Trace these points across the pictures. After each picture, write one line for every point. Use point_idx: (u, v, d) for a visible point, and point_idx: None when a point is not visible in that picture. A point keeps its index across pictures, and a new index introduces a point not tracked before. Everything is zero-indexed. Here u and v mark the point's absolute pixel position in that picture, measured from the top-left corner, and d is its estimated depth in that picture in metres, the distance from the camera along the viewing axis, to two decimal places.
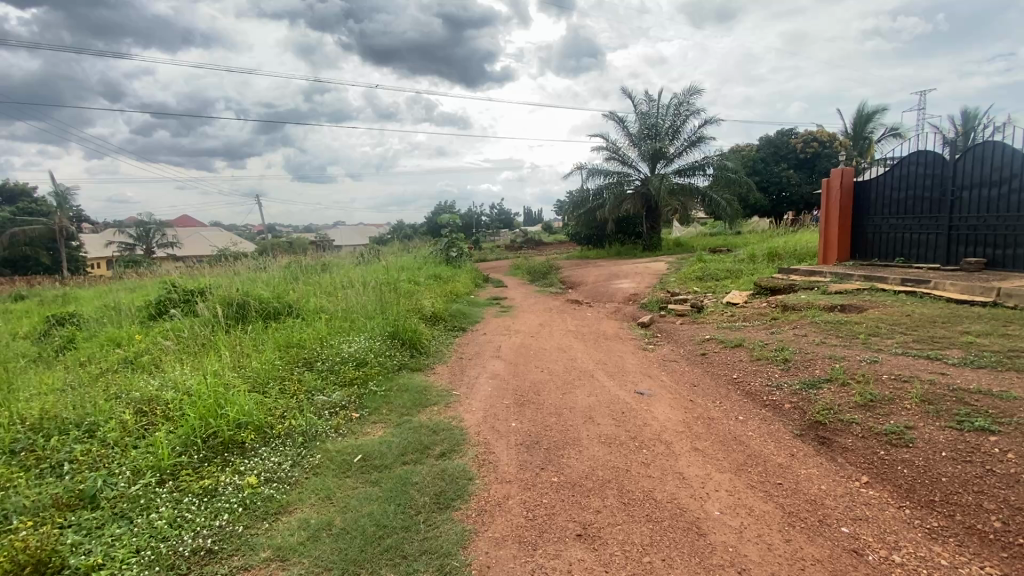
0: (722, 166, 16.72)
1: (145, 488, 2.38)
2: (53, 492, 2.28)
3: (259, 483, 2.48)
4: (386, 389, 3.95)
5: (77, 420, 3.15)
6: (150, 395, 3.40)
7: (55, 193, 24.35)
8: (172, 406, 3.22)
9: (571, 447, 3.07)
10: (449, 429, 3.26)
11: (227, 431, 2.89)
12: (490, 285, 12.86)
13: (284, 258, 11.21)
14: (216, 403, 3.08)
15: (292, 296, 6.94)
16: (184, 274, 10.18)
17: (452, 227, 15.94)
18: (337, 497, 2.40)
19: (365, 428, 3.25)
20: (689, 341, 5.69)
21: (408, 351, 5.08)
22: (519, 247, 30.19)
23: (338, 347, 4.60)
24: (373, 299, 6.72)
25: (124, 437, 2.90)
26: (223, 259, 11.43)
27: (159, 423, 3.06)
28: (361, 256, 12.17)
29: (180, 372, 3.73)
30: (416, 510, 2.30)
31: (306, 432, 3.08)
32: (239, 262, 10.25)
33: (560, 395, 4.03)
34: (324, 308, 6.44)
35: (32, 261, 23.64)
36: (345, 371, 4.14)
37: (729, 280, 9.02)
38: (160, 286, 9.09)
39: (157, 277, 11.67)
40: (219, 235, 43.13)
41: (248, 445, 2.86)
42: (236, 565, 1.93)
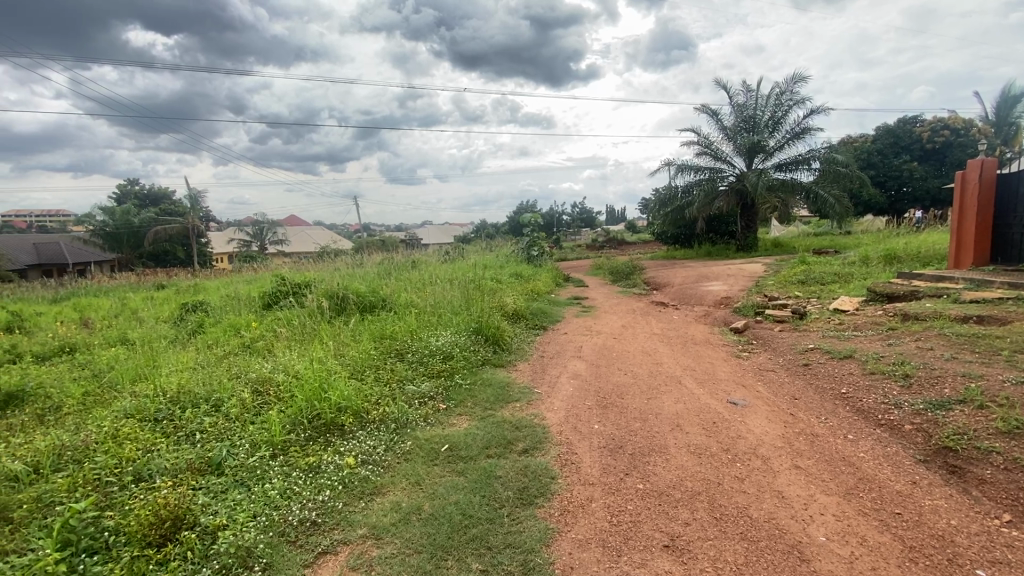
0: (831, 159, 15.25)
1: (261, 460, 2.64)
2: (188, 457, 2.61)
3: (357, 464, 2.65)
4: (471, 382, 4.07)
5: (206, 395, 3.57)
6: (265, 377, 3.78)
7: (190, 194, 27.83)
8: (282, 387, 3.55)
9: (657, 454, 2.95)
10: (532, 425, 3.28)
11: (329, 413, 3.13)
12: (571, 284, 12.78)
13: (378, 255, 11.97)
14: (321, 387, 3.35)
15: (386, 292, 7.37)
16: (292, 268, 11.20)
17: (535, 226, 16.03)
18: (426, 483, 2.50)
19: (451, 419, 3.36)
20: (788, 350, 5.25)
21: (491, 347, 5.18)
22: (600, 247, 29.79)
23: (427, 340, 4.81)
24: (459, 296, 6.94)
25: (243, 413, 3.25)
26: (325, 255, 12.46)
27: (272, 402, 3.38)
28: (447, 254, 12.64)
29: (289, 358, 4.10)
30: (500, 503, 2.33)
31: (398, 419, 3.25)
32: (339, 258, 11.09)
33: (645, 400, 3.90)
34: (413, 303, 6.74)
35: (171, 256, 27.45)
36: (433, 364, 4.31)
37: (836, 285, 8.22)
38: (273, 279, 10.09)
39: (269, 270, 12.96)
40: (321, 233, 46.99)
41: (347, 429, 3.07)
42: (337, 538, 2.07)
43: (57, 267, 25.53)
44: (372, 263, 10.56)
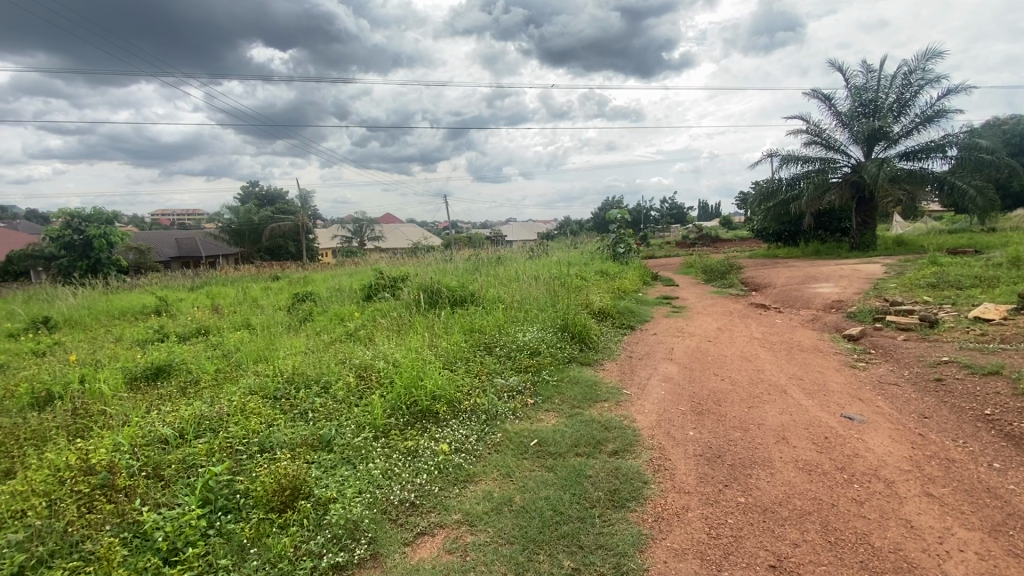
0: (972, 145, 13.26)
1: (365, 440, 2.83)
2: (302, 433, 2.86)
3: (451, 451, 2.75)
4: (558, 379, 4.06)
5: (316, 377, 3.90)
6: (366, 363, 4.04)
7: (300, 195, 30.57)
8: (382, 374, 3.77)
9: (760, 467, 2.75)
10: (622, 427, 3.19)
11: (425, 401, 3.28)
12: (659, 282, 12.30)
13: (466, 251, 12.34)
14: (417, 376, 3.52)
15: (475, 287, 7.57)
16: (389, 263, 11.90)
17: (622, 222, 15.61)
18: (516, 476, 2.53)
19: (539, 414, 3.38)
20: (916, 362, 4.65)
21: (577, 345, 5.13)
22: (692, 244, 28.39)
23: (514, 335, 4.88)
24: (546, 293, 6.94)
25: (349, 396, 3.50)
26: (417, 251, 13.09)
27: (373, 388, 3.61)
28: (532, 250, 12.72)
29: (388, 347, 4.36)
30: (591, 503, 2.30)
31: (488, 410, 3.32)
32: (431, 254, 11.59)
33: (745, 408, 3.65)
34: (501, 299, 6.86)
35: (284, 250, 30.31)
36: (521, 359, 4.35)
37: (977, 289, 7.15)
38: (371, 273, 10.78)
39: (368, 265, 13.86)
40: (413, 230, 49.40)
41: (441, 417, 3.19)
42: (433, 521, 2.15)
43: (193, 259, 29.29)
44: (461, 258, 10.91)
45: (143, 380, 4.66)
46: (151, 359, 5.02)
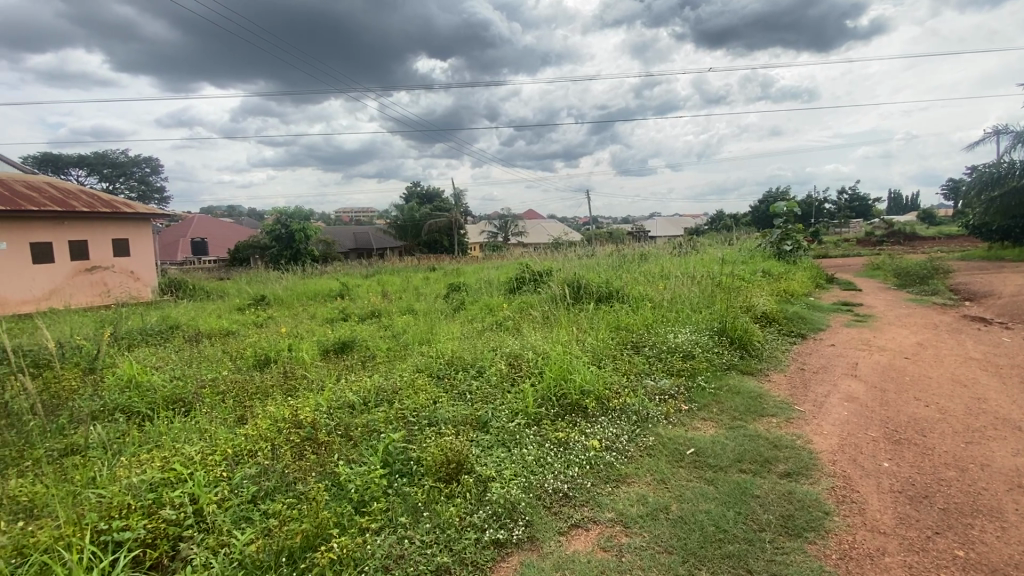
0: None
1: (518, 426, 2.95)
2: (462, 413, 3.09)
3: (602, 448, 2.72)
4: (715, 387, 3.76)
5: (471, 362, 4.18)
6: (517, 353, 4.21)
7: (455, 193, 32.99)
8: (532, 365, 3.90)
9: (987, 518, 2.22)
10: (794, 447, 2.84)
11: (575, 395, 3.30)
12: (835, 286, 10.71)
13: (610, 247, 12.15)
14: (566, 369, 3.56)
15: (621, 283, 7.41)
16: (534, 257, 12.24)
17: (789, 217, 13.90)
18: (672, 483, 2.41)
19: (695, 422, 3.17)
20: None
21: (737, 351, 4.69)
22: (878, 242, 24.21)
23: (665, 336, 4.65)
24: (700, 292, 6.49)
25: (502, 382, 3.68)
26: (561, 246, 13.25)
27: (524, 376, 3.74)
28: (680, 246, 12.02)
29: (537, 339, 4.48)
30: (760, 526, 2.09)
31: (639, 411, 3.22)
32: (575, 249, 11.63)
33: (961, 443, 2.98)
34: (649, 297, 6.60)
35: (439, 244, 33.09)
36: (674, 361, 4.13)
37: None
38: (517, 266, 11.20)
39: (513, 260, 14.44)
40: (556, 225, 50.24)
41: (591, 412, 3.18)
42: (587, 516, 2.15)
43: (366, 251, 33.57)
44: (605, 254, 10.77)
45: (333, 352, 5.48)
46: (338, 335, 5.87)
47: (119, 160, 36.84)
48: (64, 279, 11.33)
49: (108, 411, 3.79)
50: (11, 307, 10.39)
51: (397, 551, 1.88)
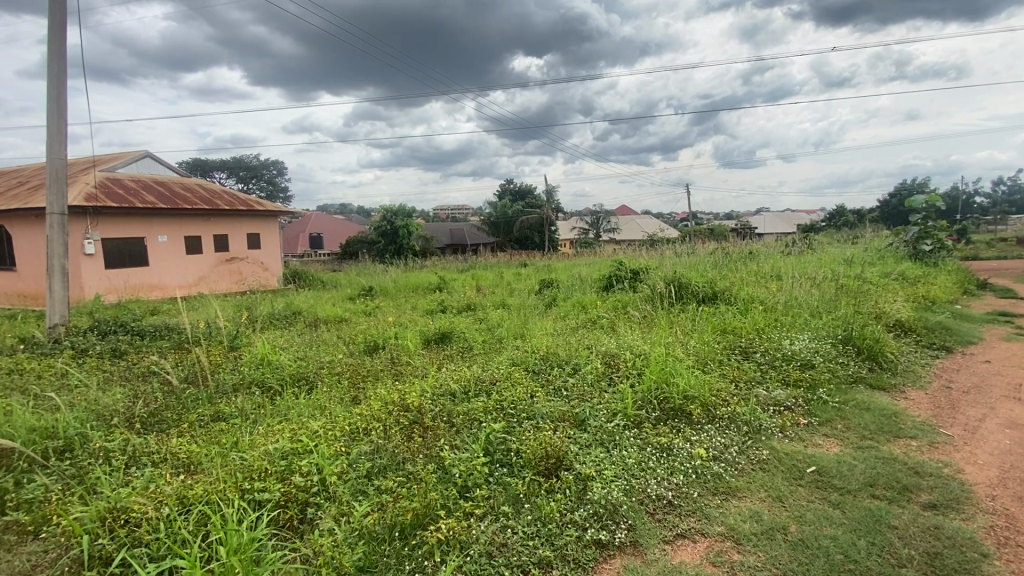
0: None
1: (618, 427, 2.88)
2: (560, 409, 3.08)
3: (709, 457, 2.58)
4: (840, 401, 3.39)
5: (567, 358, 4.16)
6: (614, 352, 4.12)
7: (547, 189, 33.06)
8: (630, 365, 3.79)
9: None
10: (940, 475, 2.48)
11: (678, 399, 3.16)
12: (990, 293, 9.17)
13: (711, 244, 11.46)
14: (668, 372, 3.42)
15: (725, 284, 6.95)
16: (629, 255, 11.89)
17: (930, 212, 12.12)
18: (790, 502, 2.22)
19: (816, 438, 2.88)
20: None
21: (865, 363, 4.19)
22: None
23: (778, 342, 4.29)
24: (819, 295, 5.89)
25: (599, 381, 3.62)
26: (658, 243, 12.75)
27: (623, 376, 3.65)
28: (792, 244, 11.02)
29: (635, 339, 4.35)
30: (899, 561, 1.85)
31: (750, 422, 3.00)
32: (673, 246, 11.12)
33: None
34: (758, 299, 6.12)
35: (530, 241, 33.32)
36: (789, 370, 3.79)
37: None
38: (611, 264, 10.96)
39: (606, 258, 14.16)
40: (651, 222, 48.46)
41: (695, 418, 3.03)
42: (693, 527, 2.05)
43: (461, 246, 34.84)
44: (707, 252, 10.18)
45: (433, 342, 5.76)
46: (438, 327, 6.16)
47: (253, 163, 41.67)
48: (210, 268, 13.07)
49: (246, 385, 4.33)
50: (171, 291, 12.21)
51: (499, 539, 1.93)
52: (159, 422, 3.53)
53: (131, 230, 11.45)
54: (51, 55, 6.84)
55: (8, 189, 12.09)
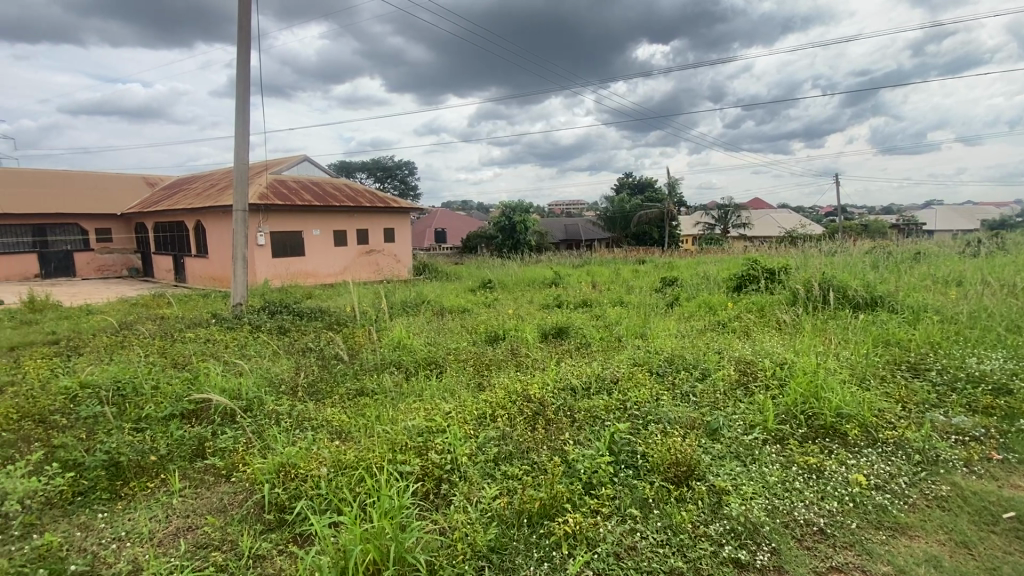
0: None
1: (756, 440, 2.66)
2: (689, 414, 2.93)
3: (869, 485, 2.26)
4: None
5: (695, 362, 3.93)
6: (750, 358, 3.80)
7: (670, 182, 31.48)
8: (769, 374, 3.46)
9: None
10: None
11: (829, 417, 2.82)
12: None
13: (866, 242, 10.02)
14: (817, 386, 3.07)
15: (885, 288, 6.03)
16: (763, 253, 10.88)
17: None
18: (980, 551, 1.86)
19: (1015, 479, 2.38)
20: None
21: None
22: None
23: (961, 359, 3.61)
24: (1019, 306, 4.84)
25: (733, 389, 3.37)
26: (798, 240, 11.47)
27: (760, 387, 3.36)
28: (977, 244, 9.19)
29: (774, 346, 3.97)
30: None
31: (923, 451, 2.57)
32: (817, 244, 9.93)
33: None
34: (931, 307, 5.21)
35: (648, 236, 32.01)
36: (977, 393, 3.18)
37: None
38: (741, 263, 10.13)
39: (735, 257, 13.13)
40: (788, 216, 43.80)
41: (851, 440, 2.68)
42: (851, 562, 1.82)
43: (576, 241, 34.76)
44: (861, 251, 8.92)
45: (551, 336, 5.82)
46: (557, 321, 6.22)
47: (388, 164, 45.55)
48: (352, 259, 14.61)
49: (385, 364, 4.77)
50: (321, 279, 13.89)
51: (628, 542, 1.90)
52: (316, 392, 4.04)
53: (292, 225, 13.22)
54: (239, 78, 8.11)
55: (205, 190, 14.67)
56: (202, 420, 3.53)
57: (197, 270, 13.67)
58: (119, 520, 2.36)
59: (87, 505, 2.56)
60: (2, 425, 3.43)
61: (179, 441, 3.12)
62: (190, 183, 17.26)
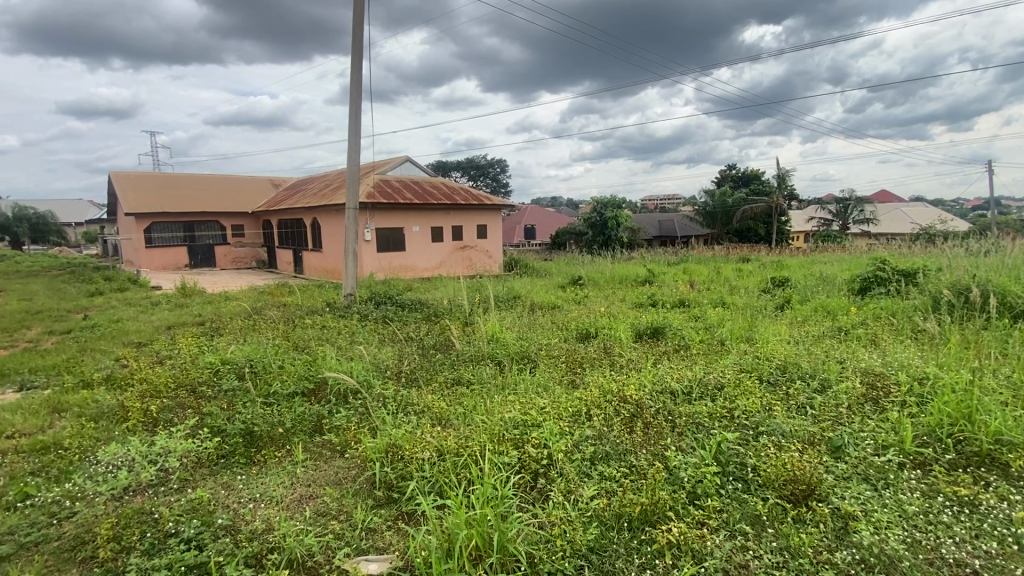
0: None
1: (890, 464, 2.37)
2: (807, 428, 2.68)
3: None
4: None
5: (812, 371, 3.59)
6: (880, 370, 3.39)
7: (779, 174, 28.96)
8: (905, 389, 3.06)
9: None
10: None
11: (986, 444, 2.43)
12: None
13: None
14: (968, 406, 2.65)
15: None
16: (893, 252, 9.63)
17: None
18: None
19: None
20: None
21: None
22: None
23: None
24: None
25: (860, 404, 3.02)
26: (939, 238, 9.99)
27: (893, 403, 2.98)
28: None
29: (911, 358, 3.50)
30: None
31: None
32: (963, 242, 8.59)
33: None
34: None
35: (752, 233, 29.80)
36: None
37: None
38: (866, 264, 9.05)
39: (857, 257, 11.77)
40: (924, 211, 38.40)
41: (1015, 472, 2.28)
42: None
43: (671, 238, 33.31)
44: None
45: (646, 335, 5.63)
46: (652, 320, 5.99)
47: (481, 163, 46.75)
48: (448, 254, 15.22)
49: (480, 356, 4.91)
50: (419, 273, 14.66)
51: (738, 559, 1.78)
52: (417, 379, 4.27)
53: (395, 222, 14.06)
54: (352, 85, 8.75)
55: (321, 190, 16.10)
56: (320, 399, 3.89)
57: (313, 262, 15.06)
58: (254, 483, 2.66)
59: (229, 466, 2.92)
60: (165, 392, 4.03)
61: (301, 417, 3.46)
62: (308, 184, 19.01)
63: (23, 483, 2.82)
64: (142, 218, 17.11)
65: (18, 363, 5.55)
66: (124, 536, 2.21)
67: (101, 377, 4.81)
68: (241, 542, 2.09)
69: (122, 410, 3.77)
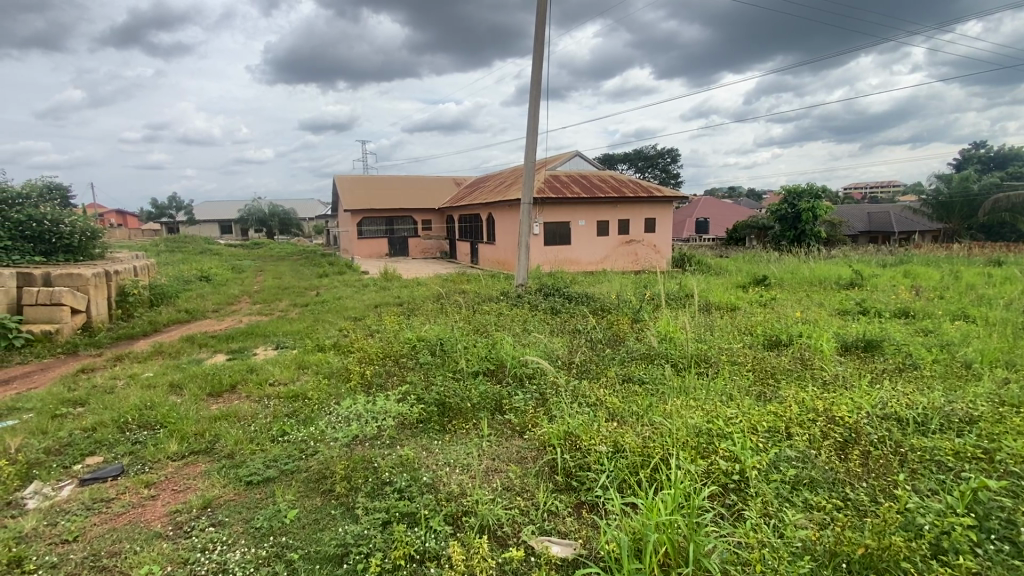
0: None
1: None
2: None
3: None
4: None
5: None
6: None
7: None
8: None
9: None
10: None
11: None
12: None
13: None
14: None
15: None
16: None
17: None
18: None
19: None
20: None
21: None
22: None
23: None
24: None
25: None
26: None
27: None
28: None
29: None
30: None
31: None
32: None
33: None
34: None
35: (1008, 228, 23.23)
36: None
37: None
38: None
39: None
40: None
41: None
42: None
43: (884, 234, 27.85)
44: None
45: (855, 348, 4.79)
46: (864, 331, 5.08)
47: (651, 154, 44.94)
48: (615, 248, 15.03)
49: (652, 355, 4.73)
50: (585, 266, 14.78)
51: None
52: (588, 371, 4.30)
53: (564, 216, 14.36)
54: (533, 86, 9.11)
55: (498, 186, 17.21)
56: (499, 379, 4.18)
57: (488, 254, 16.23)
58: (448, 450, 2.97)
59: (426, 431, 3.32)
60: (376, 360, 4.75)
61: (484, 395, 3.74)
62: (485, 181, 20.52)
63: (283, 422, 3.61)
64: (356, 212, 20.45)
65: (276, 328, 7.10)
66: (352, 478, 2.67)
67: (330, 343, 5.89)
68: (442, 501, 2.36)
69: (346, 371, 4.57)
